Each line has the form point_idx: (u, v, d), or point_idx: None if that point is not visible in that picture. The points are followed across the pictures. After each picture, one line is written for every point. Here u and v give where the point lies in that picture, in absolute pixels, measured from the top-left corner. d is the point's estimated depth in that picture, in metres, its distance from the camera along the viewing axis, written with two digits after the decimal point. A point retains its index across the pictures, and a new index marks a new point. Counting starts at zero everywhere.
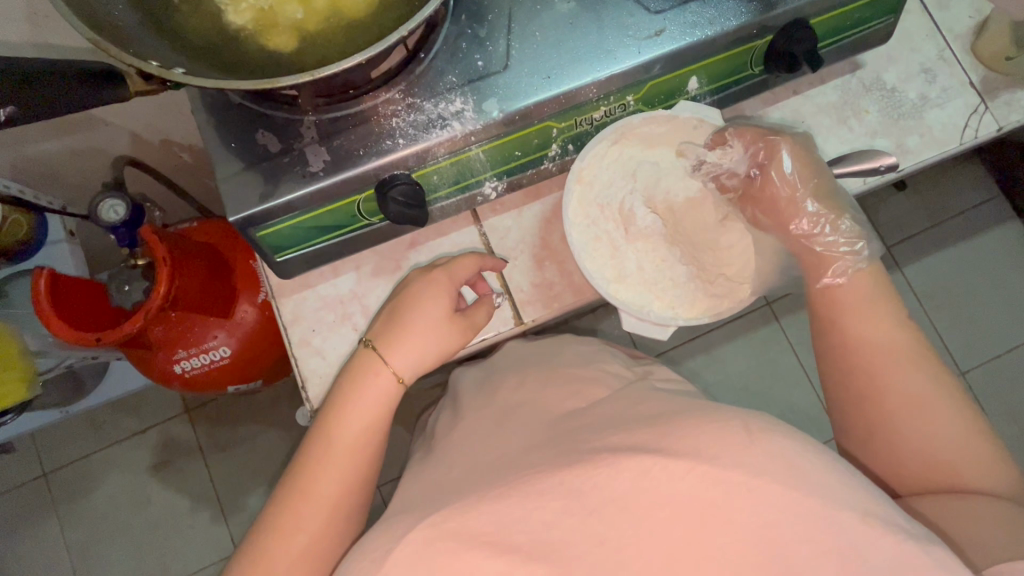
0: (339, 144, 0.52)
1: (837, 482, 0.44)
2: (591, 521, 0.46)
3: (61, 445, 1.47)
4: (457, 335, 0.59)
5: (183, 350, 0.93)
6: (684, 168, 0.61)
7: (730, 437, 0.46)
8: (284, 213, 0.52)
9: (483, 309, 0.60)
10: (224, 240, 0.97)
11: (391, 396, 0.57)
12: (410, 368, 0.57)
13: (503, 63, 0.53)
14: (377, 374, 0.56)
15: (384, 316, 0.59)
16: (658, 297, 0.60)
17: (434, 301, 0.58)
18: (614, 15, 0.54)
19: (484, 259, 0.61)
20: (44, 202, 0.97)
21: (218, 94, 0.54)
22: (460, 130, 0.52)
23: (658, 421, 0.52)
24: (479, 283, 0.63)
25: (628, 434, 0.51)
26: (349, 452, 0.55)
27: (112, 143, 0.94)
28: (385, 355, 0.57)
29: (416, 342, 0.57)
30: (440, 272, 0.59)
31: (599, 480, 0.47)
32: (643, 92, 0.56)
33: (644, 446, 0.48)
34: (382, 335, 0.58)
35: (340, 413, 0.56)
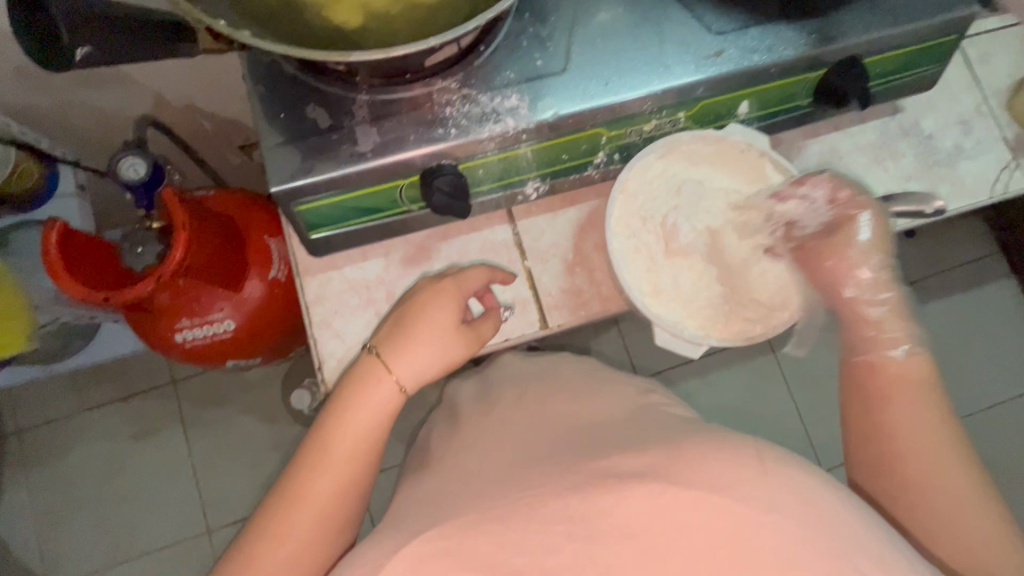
0: (390, 126, 0.51)
1: (853, 522, 0.44)
2: (598, 547, 0.46)
3: (37, 403, 1.43)
4: (463, 347, 0.58)
5: (187, 318, 0.90)
6: (721, 197, 0.61)
7: (745, 470, 0.47)
8: (327, 190, 0.51)
9: (490, 323, 0.60)
10: (241, 212, 0.95)
11: (393, 405, 0.56)
12: (413, 378, 0.56)
13: (562, 65, 0.53)
14: (379, 382, 0.55)
15: (390, 323, 0.58)
16: (689, 315, 0.59)
17: (443, 310, 0.57)
18: (676, 30, 0.54)
19: (495, 272, 0.61)
20: (58, 153, 0.97)
21: (272, 63, 0.53)
22: (513, 126, 0.52)
23: (664, 446, 0.53)
24: (486, 295, 0.62)
25: (630, 459, 0.52)
26: (347, 460, 0.54)
27: (135, 101, 0.92)
28: (388, 363, 0.56)
29: (421, 352, 0.56)
30: (448, 282, 0.59)
31: (605, 505, 0.48)
32: (694, 110, 0.56)
33: (648, 472, 0.49)
34: (385, 341, 0.57)
35: (338, 419, 0.55)
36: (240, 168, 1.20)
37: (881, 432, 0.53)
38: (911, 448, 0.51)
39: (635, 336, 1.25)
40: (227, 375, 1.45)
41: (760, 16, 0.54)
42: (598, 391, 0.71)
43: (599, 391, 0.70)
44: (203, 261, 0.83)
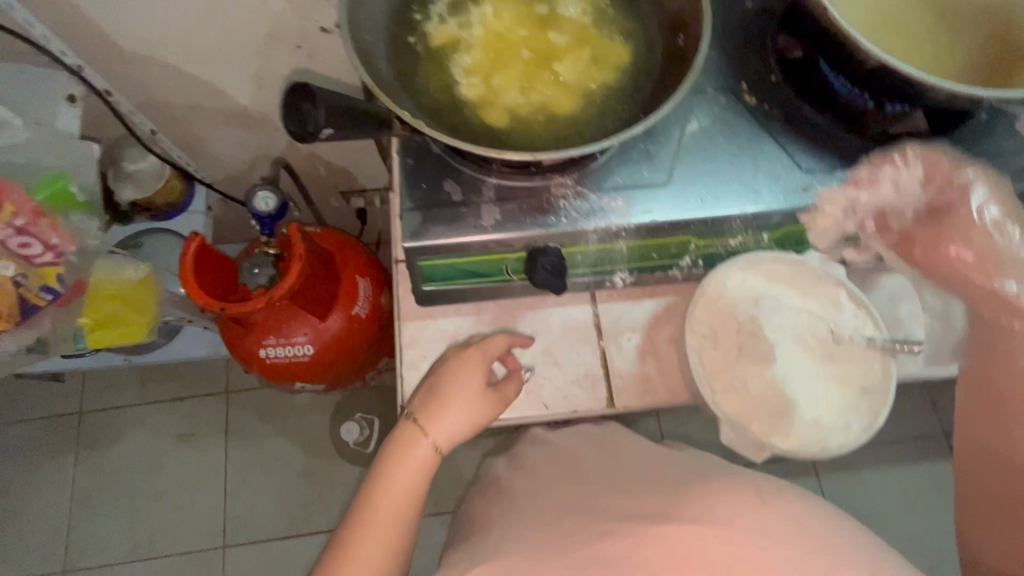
0: (510, 209, 0.60)
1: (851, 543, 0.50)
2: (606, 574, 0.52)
3: (105, 389, 1.54)
4: (491, 407, 0.63)
5: (273, 337, 0.99)
6: (792, 311, 0.64)
7: (747, 501, 0.52)
8: (449, 252, 0.60)
9: (514, 385, 0.64)
10: (339, 251, 1.06)
11: (429, 466, 0.60)
12: (446, 438, 0.61)
13: (666, 179, 0.61)
14: (416, 445, 0.60)
15: (423, 390, 0.63)
16: (755, 420, 0.61)
17: (472, 375, 0.62)
18: (770, 163, 0.61)
19: (514, 337, 0.66)
20: (190, 167, 1.10)
21: (421, 141, 0.63)
22: (615, 224, 0.59)
23: (672, 487, 0.58)
24: (508, 358, 0.66)
25: (637, 504, 0.57)
26: (391, 520, 0.57)
27: (273, 143, 1.07)
28: (425, 427, 0.60)
29: (452, 416, 0.61)
30: (474, 350, 0.63)
31: (623, 545, 0.53)
32: (778, 232, 0.63)
33: (657, 514, 0.55)
34: (421, 406, 0.62)
35: (380, 485, 0.58)
36: (338, 210, 1.34)
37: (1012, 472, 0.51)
38: None
39: (676, 432, 1.26)
40: (277, 395, 1.52)
41: (846, 162, 0.61)
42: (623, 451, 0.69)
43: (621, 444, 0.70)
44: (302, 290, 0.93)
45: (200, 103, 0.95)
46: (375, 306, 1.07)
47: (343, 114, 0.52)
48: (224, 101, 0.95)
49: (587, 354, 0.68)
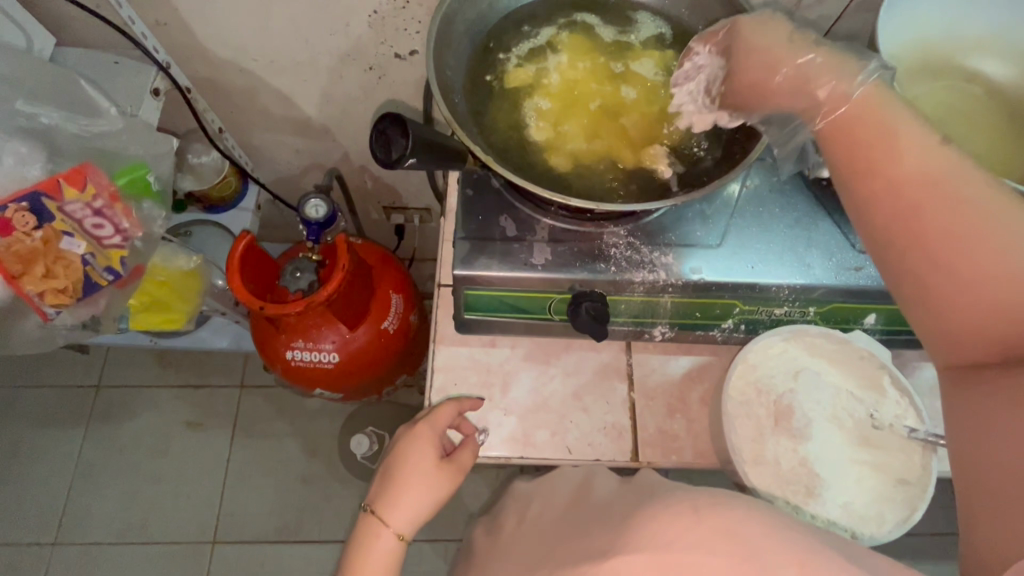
0: (562, 251, 0.61)
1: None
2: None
3: (126, 366, 1.57)
4: (447, 481, 0.59)
5: (301, 341, 1.00)
6: (830, 391, 0.62)
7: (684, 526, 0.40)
8: (496, 284, 0.61)
9: (469, 450, 0.61)
10: (374, 264, 1.08)
11: (396, 556, 0.55)
12: (408, 522, 0.56)
13: (718, 241, 0.61)
14: (377, 537, 0.55)
15: (380, 480, 0.59)
16: (786, 497, 0.59)
17: (422, 452, 0.59)
18: (824, 239, 0.62)
19: (462, 403, 0.64)
20: (244, 162, 1.14)
21: (484, 175, 0.65)
22: (663, 279, 0.60)
23: (622, 510, 0.46)
24: (463, 423, 0.64)
25: (581, 544, 0.45)
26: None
27: (329, 153, 1.12)
28: (384, 516, 0.56)
29: (411, 499, 0.57)
30: (423, 425, 0.61)
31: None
32: (824, 308, 0.62)
33: (596, 553, 0.42)
34: (377, 496, 0.58)
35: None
36: (378, 224, 1.37)
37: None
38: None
39: None
40: (291, 395, 1.53)
41: None
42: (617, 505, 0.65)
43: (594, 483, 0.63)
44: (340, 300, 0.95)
45: (269, 108, 1.00)
46: (404, 323, 1.08)
47: (426, 146, 0.54)
48: (291, 109, 1.00)
49: (616, 403, 0.68)
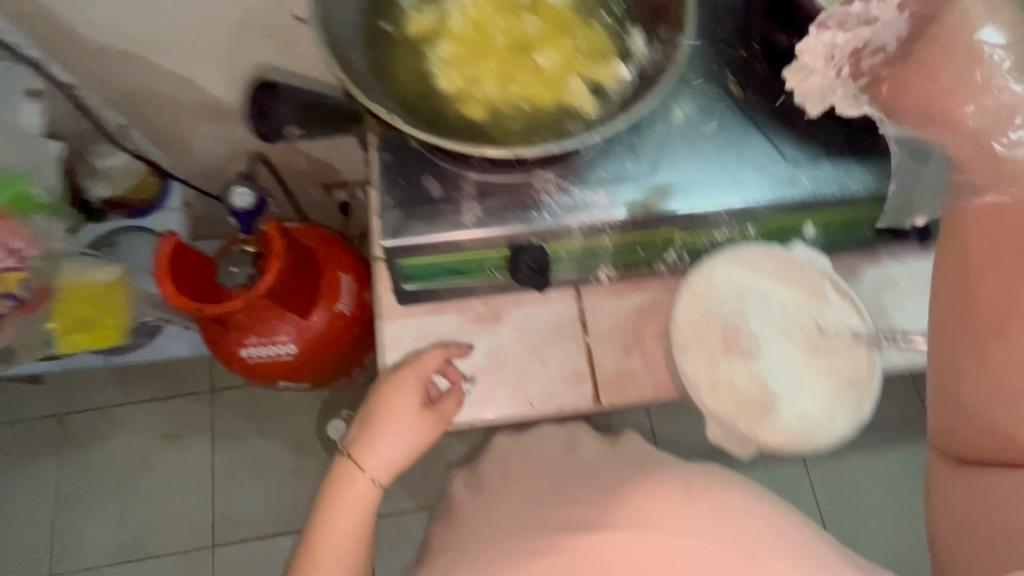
0: (493, 205, 0.58)
1: (772, 539, 0.56)
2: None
3: (86, 390, 1.50)
4: (427, 432, 0.63)
5: (254, 337, 0.97)
6: (778, 305, 0.63)
7: (672, 502, 0.59)
8: (429, 251, 0.58)
9: (451, 400, 0.64)
10: (318, 246, 1.04)
11: (371, 496, 0.63)
12: (383, 468, 0.63)
13: (651, 172, 0.60)
14: (356, 476, 0.62)
15: (359, 421, 0.65)
16: (744, 416, 0.60)
17: (403, 401, 0.63)
18: (755, 156, 0.60)
19: (449, 350, 0.65)
20: (165, 164, 1.08)
21: (400, 136, 0.61)
22: (599, 219, 0.58)
23: (599, 495, 0.63)
24: (449, 369, 0.65)
25: (584, 510, 0.61)
26: (338, 552, 0.60)
27: (250, 137, 1.04)
28: (360, 462, 0.63)
29: (387, 446, 0.63)
30: (407, 371, 0.64)
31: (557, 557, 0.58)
32: (763, 225, 0.62)
33: (593, 523, 0.59)
34: (355, 440, 0.64)
35: (324, 520, 0.62)
36: (320, 203, 1.31)
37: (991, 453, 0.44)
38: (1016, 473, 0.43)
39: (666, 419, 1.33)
40: (265, 393, 1.50)
41: (834, 152, 0.60)
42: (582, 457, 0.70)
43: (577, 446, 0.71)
44: (288, 289, 0.93)
45: (171, 96, 0.92)
46: (359, 302, 1.05)
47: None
48: (196, 94, 0.92)
49: (573, 350, 0.67)
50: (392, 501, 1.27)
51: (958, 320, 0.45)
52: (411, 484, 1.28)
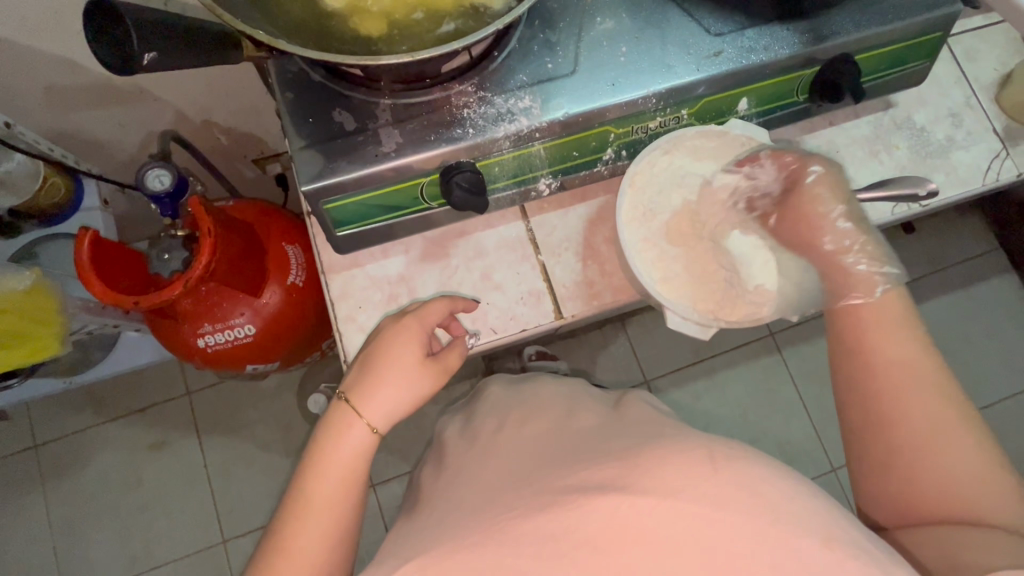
0: (412, 128, 0.55)
1: (801, 507, 0.45)
2: (564, 565, 0.45)
3: (54, 418, 1.43)
4: (431, 380, 0.58)
5: (208, 324, 0.93)
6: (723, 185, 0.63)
7: (694, 465, 0.47)
8: (353, 188, 0.54)
9: (455, 351, 0.60)
10: (261, 224, 0.99)
11: (367, 448, 0.56)
12: (382, 417, 0.57)
13: (573, 67, 0.56)
14: (350, 426, 0.56)
15: (358, 367, 0.59)
16: (700, 300, 0.62)
17: (406, 347, 0.58)
18: (677, 33, 0.58)
19: (455, 301, 0.63)
20: (84, 167, 1.01)
21: (300, 72, 0.56)
22: (527, 125, 0.55)
23: (626, 456, 0.52)
24: (453, 323, 0.64)
25: (597, 471, 0.50)
26: (326, 510, 0.54)
27: (158, 117, 0.96)
28: (358, 407, 0.56)
29: (390, 396, 0.56)
30: (410, 318, 0.60)
31: (573, 520, 0.47)
32: (697, 107, 0.60)
33: (611, 483, 0.48)
34: (354, 386, 0.58)
35: (312, 469, 0.55)
36: (255, 181, 1.25)
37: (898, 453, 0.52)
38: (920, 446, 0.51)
39: (644, 338, 1.36)
40: (243, 386, 1.46)
41: (757, 18, 0.58)
42: (581, 411, 0.68)
43: (578, 414, 0.68)
44: (229, 264, 0.87)
45: (54, 81, 0.82)
46: (312, 274, 1.01)
47: (160, 32, 0.45)
48: (83, 76, 0.83)
49: (527, 270, 0.67)
50: (391, 465, 1.28)
51: (849, 375, 0.55)
52: (407, 444, 1.29)
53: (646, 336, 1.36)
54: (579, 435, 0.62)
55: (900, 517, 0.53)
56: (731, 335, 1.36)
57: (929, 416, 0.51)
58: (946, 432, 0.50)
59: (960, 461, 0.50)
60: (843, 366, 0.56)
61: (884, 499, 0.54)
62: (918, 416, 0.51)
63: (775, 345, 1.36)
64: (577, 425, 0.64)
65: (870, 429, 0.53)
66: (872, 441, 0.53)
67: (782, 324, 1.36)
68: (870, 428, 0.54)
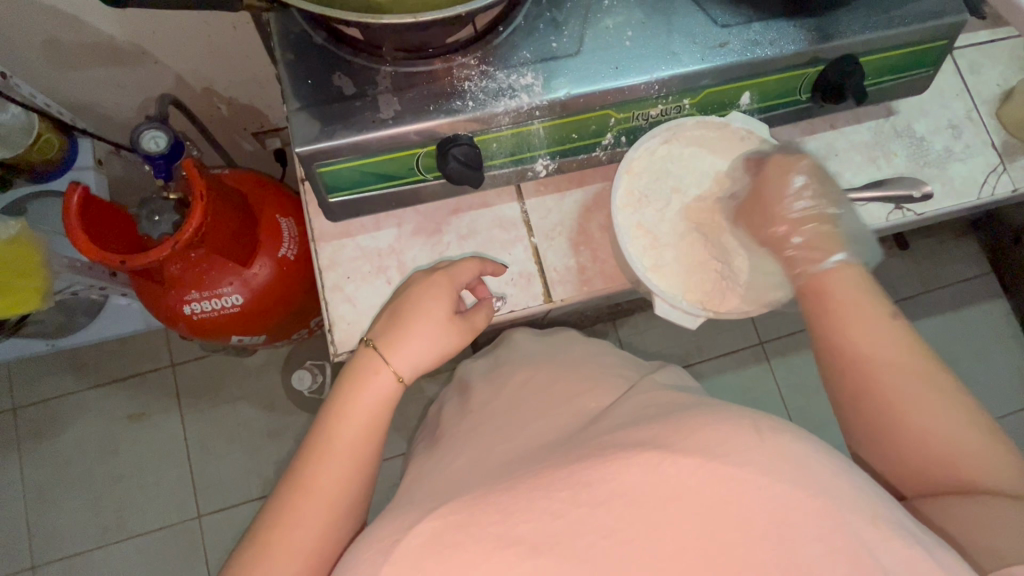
0: (411, 97, 0.54)
1: (847, 488, 0.42)
2: (597, 512, 0.43)
3: (36, 381, 1.41)
4: (457, 337, 0.58)
5: (195, 291, 0.91)
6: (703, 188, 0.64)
7: (739, 434, 0.44)
8: (348, 153, 0.54)
9: (483, 311, 0.61)
10: (257, 193, 0.99)
11: (391, 397, 0.56)
12: (409, 367, 0.56)
13: (577, 48, 0.56)
14: (376, 373, 0.55)
15: (385, 317, 0.59)
16: (690, 290, 0.62)
17: (435, 300, 0.58)
18: (683, 22, 0.57)
19: (485, 263, 0.63)
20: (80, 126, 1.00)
21: (302, 32, 0.56)
22: (527, 102, 0.54)
23: (663, 420, 0.50)
24: (478, 285, 0.64)
25: (635, 432, 0.49)
26: (347, 453, 0.53)
27: (157, 80, 0.94)
28: (384, 355, 0.56)
29: (418, 345, 0.56)
30: (442, 275, 0.60)
31: (607, 473, 0.45)
32: (699, 98, 0.60)
33: (651, 442, 0.46)
34: (382, 334, 0.58)
35: (335, 418, 0.54)
36: (253, 154, 1.24)
37: (891, 423, 0.50)
38: (916, 410, 0.49)
39: (634, 339, 1.36)
40: (228, 362, 1.44)
41: (764, 13, 0.58)
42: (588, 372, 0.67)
43: (599, 377, 0.66)
44: (223, 231, 0.86)
45: (54, 35, 0.81)
46: (306, 246, 1.00)
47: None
48: (84, 32, 0.81)
49: (519, 252, 0.67)
50: None
51: (832, 350, 0.54)
52: (392, 427, 1.28)
53: (637, 337, 1.36)
54: (605, 395, 0.61)
55: (912, 487, 0.51)
56: (721, 341, 1.36)
57: (913, 390, 0.50)
58: (937, 407, 0.49)
59: (946, 434, 0.48)
60: (820, 340, 0.55)
61: (893, 471, 0.52)
62: (899, 385, 0.50)
63: (764, 354, 1.36)
64: (601, 387, 0.63)
65: (857, 398, 0.52)
66: (864, 419, 0.52)
67: (772, 333, 1.36)
68: (862, 401, 0.52)
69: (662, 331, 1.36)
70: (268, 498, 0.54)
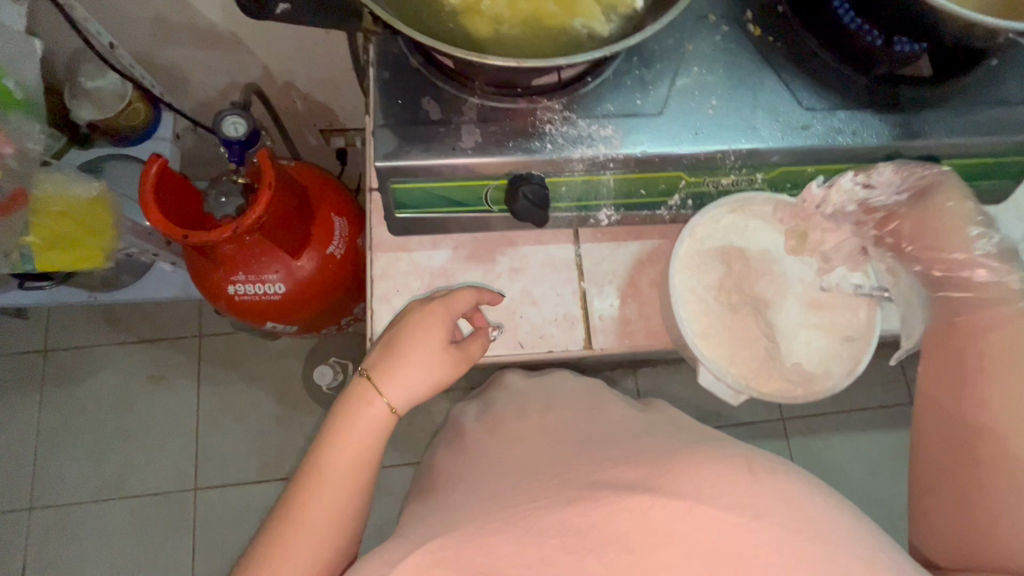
0: (492, 131, 0.56)
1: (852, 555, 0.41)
2: (587, 561, 0.43)
3: (70, 327, 1.47)
4: (452, 369, 0.58)
5: (242, 273, 0.94)
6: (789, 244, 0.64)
7: (733, 474, 0.45)
8: (423, 175, 0.56)
9: (477, 342, 0.61)
10: (317, 188, 1.02)
11: (385, 426, 0.56)
12: (402, 398, 0.56)
13: (660, 108, 0.57)
14: (370, 405, 0.56)
15: (380, 346, 0.59)
16: (735, 364, 0.61)
17: (431, 330, 0.58)
18: (768, 98, 0.58)
19: (482, 293, 0.63)
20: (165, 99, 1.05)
21: (400, 54, 0.58)
22: (603, 152, 0.55)
23: (654, 457, 0.50)
24: (475, 315, 0.64)
25: (623, 470, 0.49)
26: (343, 481, 0.54)
27: (246, 69, 0.99)
28: (377, 386, 0.56)
29: (410, 376, 0.56)
30: (438, 305, 0.59)
31: (599, 519, 0.45)
32: (773, 173, 0.60)
33: (638, 483, 0.46)
34: (377, 363, 0.58)
35: (329, 448, 0.55)
36: (318, 150, 1.28)
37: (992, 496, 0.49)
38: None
39: (653, 391, 1.34)
40: (252, 342, 1.47)
41: (851, 102, 0.58)
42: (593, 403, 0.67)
43: (602, 407, 0.66)
44: (278, 219, 0.88)
45: (163, 15, 0.86)
46: (353, 248, 1.03)
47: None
48: (190, 16, 0.87)
49: (567, 293, 0.67)
50: None
51: (965, 404, 0.52)
52: (398, 437, 1.28)
53: (656, 390, 1.34)
54: (610, 425, 0.62)
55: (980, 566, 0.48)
56: (743, 410, 1.32)
57: None
58: None
59: None
60: (952, 388, 0.54)
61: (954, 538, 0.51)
62: None
63: (784, 431, 1.32)
64: (604, 418, 0.63)
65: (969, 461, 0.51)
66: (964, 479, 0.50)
67: (795, 411, 1.32)
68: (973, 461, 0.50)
69: (682, 388, 1.33)
70: (263, 522, 0.54)
